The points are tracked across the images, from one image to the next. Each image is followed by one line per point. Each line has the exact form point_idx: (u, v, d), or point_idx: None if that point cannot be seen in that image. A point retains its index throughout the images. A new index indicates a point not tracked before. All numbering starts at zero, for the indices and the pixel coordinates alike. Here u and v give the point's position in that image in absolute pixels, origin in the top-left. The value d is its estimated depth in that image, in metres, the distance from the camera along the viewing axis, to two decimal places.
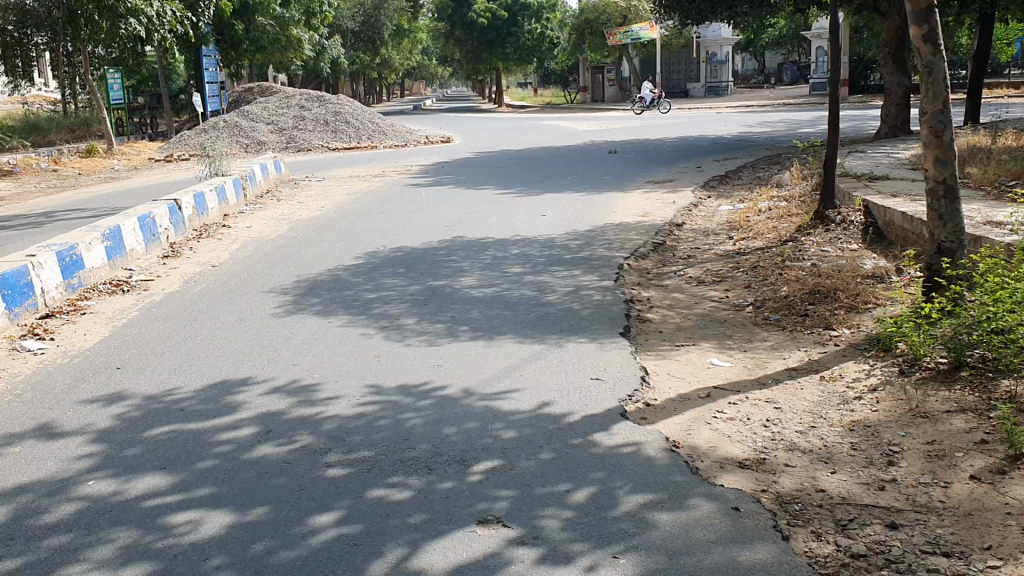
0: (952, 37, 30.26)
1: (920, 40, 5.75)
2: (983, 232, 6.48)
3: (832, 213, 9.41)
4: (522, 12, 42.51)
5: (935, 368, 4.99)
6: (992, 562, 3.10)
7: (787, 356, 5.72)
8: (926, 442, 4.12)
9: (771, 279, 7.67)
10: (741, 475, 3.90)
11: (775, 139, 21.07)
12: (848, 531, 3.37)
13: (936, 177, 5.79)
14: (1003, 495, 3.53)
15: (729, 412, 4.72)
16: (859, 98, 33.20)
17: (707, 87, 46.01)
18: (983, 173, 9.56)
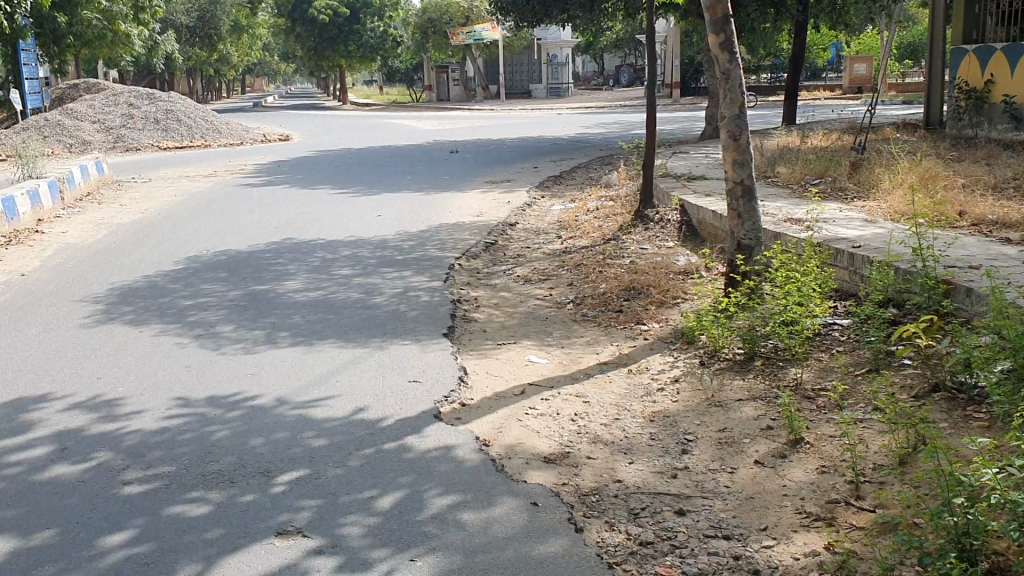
0: (775, 43, 31.91)
1: (717, 48, 6.14)
2: (782, 229, 6.91)
3: (652, 213, 9.77)
4: (363, 10, 42.12)
5: (732, 358, 5.29)
6: (766, 541, 3.32)
7: (601, 351, 5.91)
8: (718, 430, 4.36)
9: (592, 276, 7.90)
10: (545, 470, 4.01)
11: (610, 140, 21.72)
12: (639, 519, 3.53)
13: (735, 178, 6.17)
14: (781, 478, 3.78)
15: (541, 408, 4.84)
16: (691, 100, 34.63)
17: (549, 87, 46.69)
18: (790, 173, 10.14)
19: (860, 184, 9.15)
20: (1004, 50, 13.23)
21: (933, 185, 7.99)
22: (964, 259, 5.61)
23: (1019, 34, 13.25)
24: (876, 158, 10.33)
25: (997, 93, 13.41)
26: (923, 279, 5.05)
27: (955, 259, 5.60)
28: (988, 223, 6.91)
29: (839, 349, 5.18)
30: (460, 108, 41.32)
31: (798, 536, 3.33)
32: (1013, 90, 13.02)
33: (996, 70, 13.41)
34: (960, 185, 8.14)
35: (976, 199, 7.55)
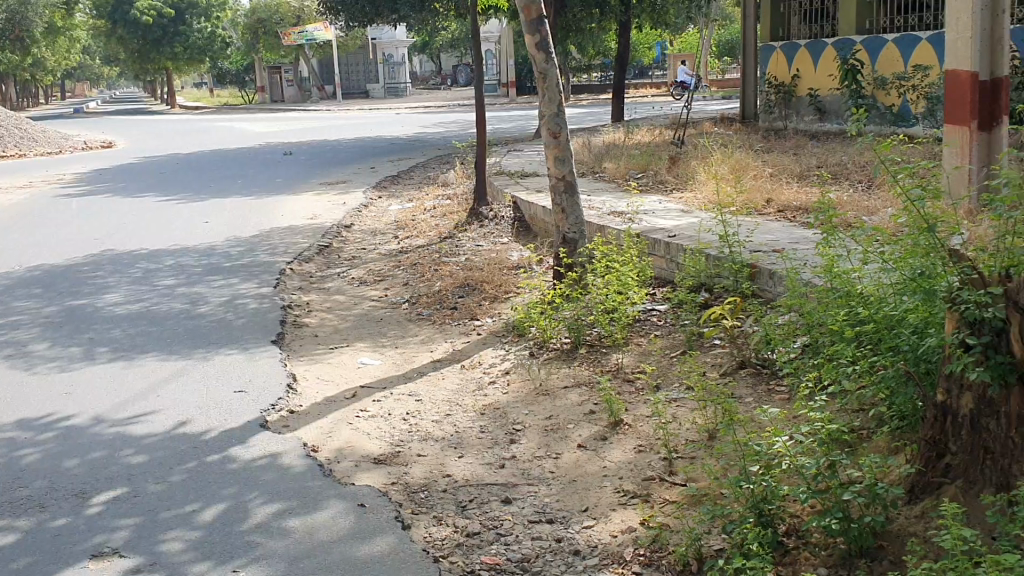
0: (604, 41, 32.82)
1: (534, 48, 6.30)
2: (606, 222, 7.16)
3: (485, 209, 9.89)
4: (189, 10, 40.59)
5: (559, 348, 5.46)
6: (587, 522, 3.46)
7: (434, 349, 5.95)
8: (545, 418, 4.49)
9: (427, 275, 7.93)
10: (375, 471, 4.01)
11: (447, 139, 21.81)
12: (466, 511, 3.60)
13: (557, 174, 6.35)
14: (603, 459, 3.94)
15: (371, 409, 4.83)
16: (526, 99, 35.17)
17: (386, 86, 46.46)
18: (615, 167, 10.49)
19: (678, 176, 9.58)
20: (807, 46, 14.15)
21: (743, 175, 8.47)
22: (768, 243, 6.06)
23: (819, 31, 14.16)
24: (693, 152, 10.83)
25: (802, 86, 14.33)
26: (731, 264, 5.39)
27: (760, 244, 6.00)
28: (791, 209, 7.40)
29: (658, 333, 5.46)
30: (295, 108, 40.49)
31: (616, 515, 3.48)
32: (817, 84, 13.96)
33: (801, 65, 14.32)
34: (767, 174, 8.66)
35: (782, 187, 8.05)
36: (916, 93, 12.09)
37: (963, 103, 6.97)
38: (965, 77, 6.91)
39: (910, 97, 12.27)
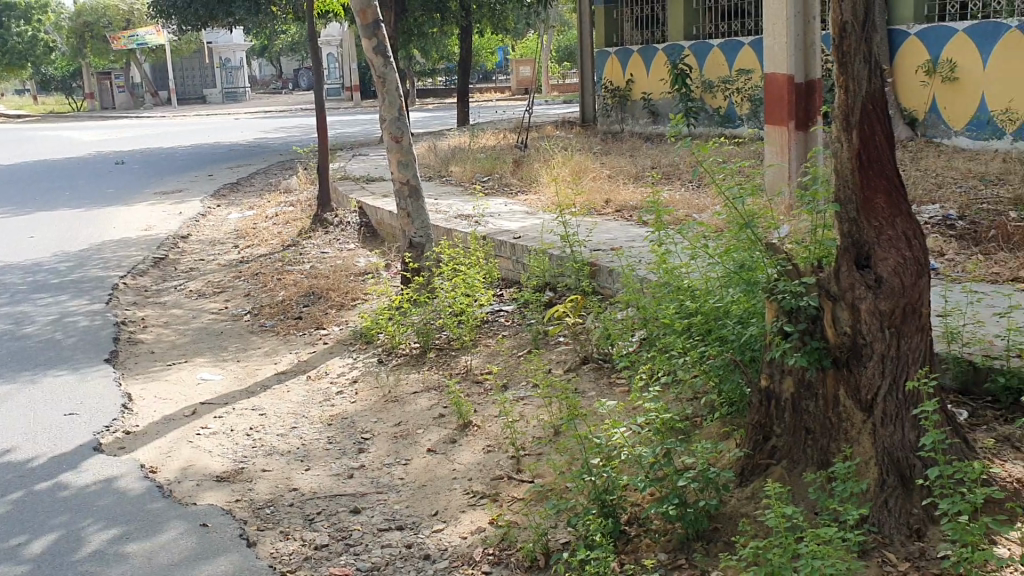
0: (447, 45, 32.92)
1: (372, 52, 6.27)
2: (452, 225, 7.21)
3: (330, 216, 9.75)
4: (6, 12, 38.07)
5: (407, 353, 5.46)
6: (437, 525, 3.47)
7: (279, 360, 5.82)
8: (394, 425, 4.48)
9: (270, 284, 7.75)
10: (218, 490, 3.89)
11: (290, 145, 21.35)
12: (315, 524, 3.55)
13: (401, 179, 6.34)
14: (452, 462, 3.96)
15: (213, 426, 4.69)
16: (371, 104, 34.84)
17: (224, 91, 45.12)
18: (460, 171, 10.56)
19: (522, 179, 9.73)
20: (640, 52, 14.67)
21: (582, 177, 8.69)
22: (607, 241, 6.26)
23: (650, 36, 14.70)
24: (536, 155, 11.03)
25: (636, 91, 14.85)
26: (572, 263, 5.55)
27: (599, 243, 6.19)
28: (628, 209, 7.66)
29: (504, 333, 5.55)
30: (127, 114, 38.64)
31: (465, 516, 3.51)
32: (650, 87, 14.50)
33: (634, 70, 14.84)
34: (605, 176, 8.92)
35: (620, 187, 8.31)
36: (740, 96, 12.71)
37: (781, 104, 7.39)
38: (783, 78, 7.33)
39: (735, 100, 12.90)
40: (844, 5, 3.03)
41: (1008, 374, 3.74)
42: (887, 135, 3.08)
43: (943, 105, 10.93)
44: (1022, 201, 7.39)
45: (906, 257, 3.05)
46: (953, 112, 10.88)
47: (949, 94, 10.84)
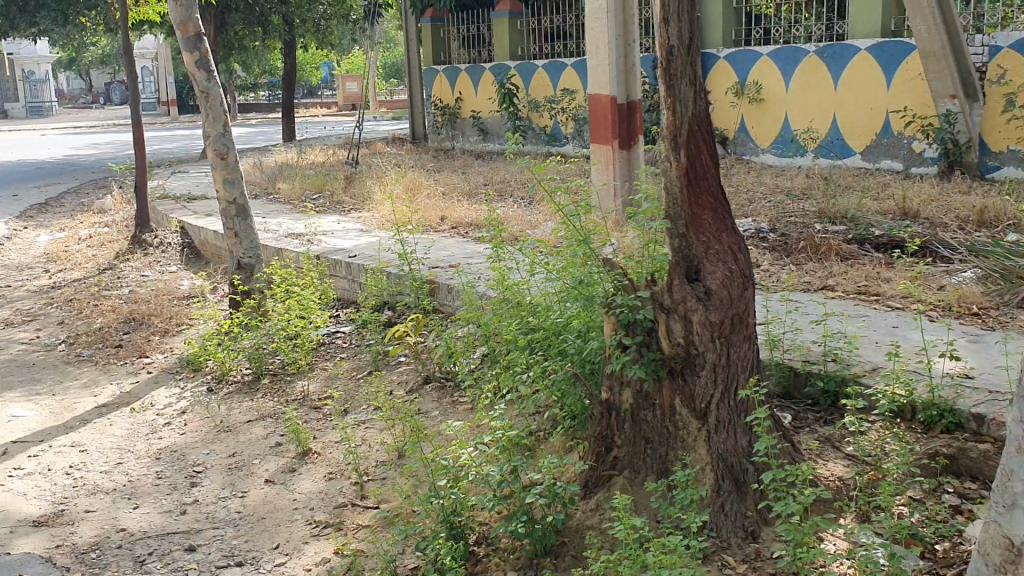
0: (269, 60, 32.15)
1: (194, 66, 6.00)
2: (284, 245, 7.03)
3: (149, 236, 9.26)
4: None
5: (240, 381, 5.26)
6: (279, 559, 3.34)
7: (99, 392, 5.45)
8: (228, 456, 4.28)
9: (86, 310, 7.27)
10: (36, 536, 3.60)
11: (103, 162, 20.20)
12: (146, 565, 3.34)
13: (228, 198, 6.12)
14: (292, 492, 3.83)
15: (27, 466, 4.34)
16: (190, 119, 33.49)
17: (27, 104, 42.29)
18: (289, 189, 10.30)
19: (354, 196, 9.60)
20: (467, 71, 14.80)
21: (416, 195, 8.64)
22: (444, 259, 6.25)
23: (477, 55, 14.85)
24: (367, 172, 10.91)
25: (465, 109, 14.99)
26: (410, 281, 5.51)
27: (437, 260, 6.18)
28: (463, 225, 7.69)
29: (343, 355, 5.46)
30: None
31: (309, 547, 3.39)
32: (478, 105, 14.68)
33: (462, 88, 14.99)
34: (439, 194, 8.90)
35: (453, 204, 8.33)
36: (565, 115, 13.05)
37: (606, 125, 7.62)
38: (607, 100, 7.57)
39: (561, 119, 13.22)
40: (670, 29, 3.09)
41: (824, 377, 3.99)
42: (712, 153, 3.17)
43: (751, 124, 11.64)
44: (825, 214, 7.91)
45: (733, 270, 3.17)
46: (759, 131, 11.59)
47: (756, 113, 11.55)
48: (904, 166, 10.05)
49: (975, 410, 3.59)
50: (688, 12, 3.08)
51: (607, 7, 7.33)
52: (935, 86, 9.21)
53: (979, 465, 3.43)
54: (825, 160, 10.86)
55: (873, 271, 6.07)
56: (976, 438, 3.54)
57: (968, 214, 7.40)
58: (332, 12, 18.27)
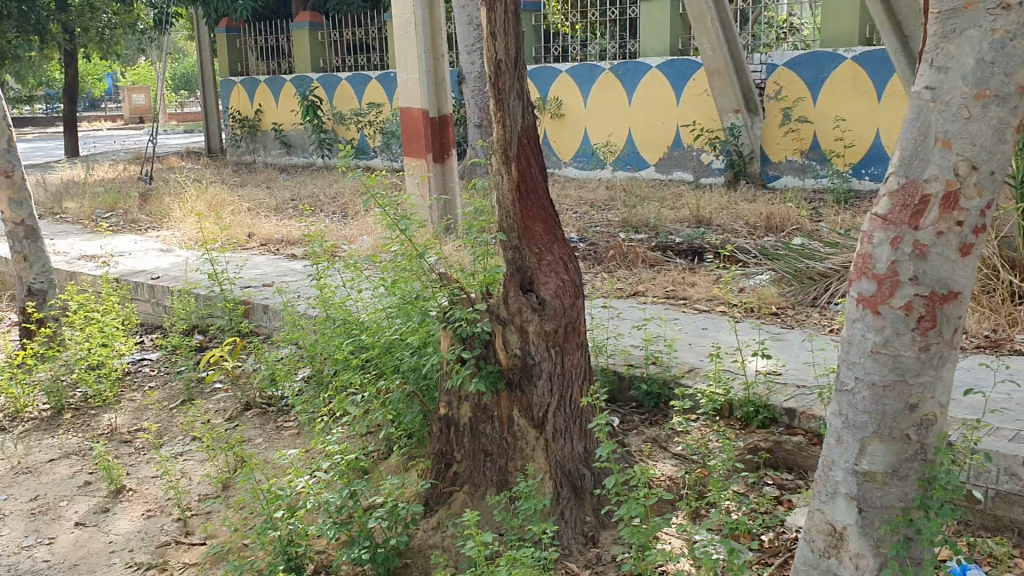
0: (45, 71, 29.98)
1: None
2: (77, 268, 6.55)
3: None
4: None
5: (37, 418, 4.84)
6: None
7: None
8: (28, 500, 3.91)
9: None
10: None
11: None
12: None
13: (13, 220, 5.63)
14: (107, 534, 3.55)
15: None
16: None
17: None
18: (79, 207, 9.61)
19: (152, 214, 9.08)
20: (266, 82, 14.40)
21: (221, 211, 8.27)
22: (256, 279, 6.01)
23: (276, 67, 14.44)
24: (165, 188, 10.35)
25: (265, 121, 14.58)
26: (222, 302, 5.27)
27: (249, 280, 5.95)
28: (274, 242, 7.44)
29: (152, 385, 5.14)
30: None
31: None
32: (279, 117, 14.30)
33: (262, 99, 14.57)
34: (245, 210, 8.56)
35: (261, 220, 8.05)
36: (373, 128, 12.89)
37: (418, 139, 7.59)
38: (418, 113, 7.53)
39: (367, 132, 13.06)
40: (497, 44, 3.04)
41: (648, 380, 4.11)
42: (540, 166, 3.17)
43: (554, 138, 11.99)
44: (629, 224, 8.21)
45: (566, 281, 3.21)
46: (562, 145, 11.94)
47: (558, 128, 11.91)
48: (694, 176, 10.62)
49: (787, 405, 3.79)
50: (514, 26, 3.04)
51: (415, 20, 7.28)
52: (720, 102, 9.78)
53: (794, 457, 3.63)
54: (623, 173, 11.34)
55: (679, 276, 6.33)
56: (788, 431, 3.75)
57: (757, 220, 7.89)
58: (117, 21, 17.25)
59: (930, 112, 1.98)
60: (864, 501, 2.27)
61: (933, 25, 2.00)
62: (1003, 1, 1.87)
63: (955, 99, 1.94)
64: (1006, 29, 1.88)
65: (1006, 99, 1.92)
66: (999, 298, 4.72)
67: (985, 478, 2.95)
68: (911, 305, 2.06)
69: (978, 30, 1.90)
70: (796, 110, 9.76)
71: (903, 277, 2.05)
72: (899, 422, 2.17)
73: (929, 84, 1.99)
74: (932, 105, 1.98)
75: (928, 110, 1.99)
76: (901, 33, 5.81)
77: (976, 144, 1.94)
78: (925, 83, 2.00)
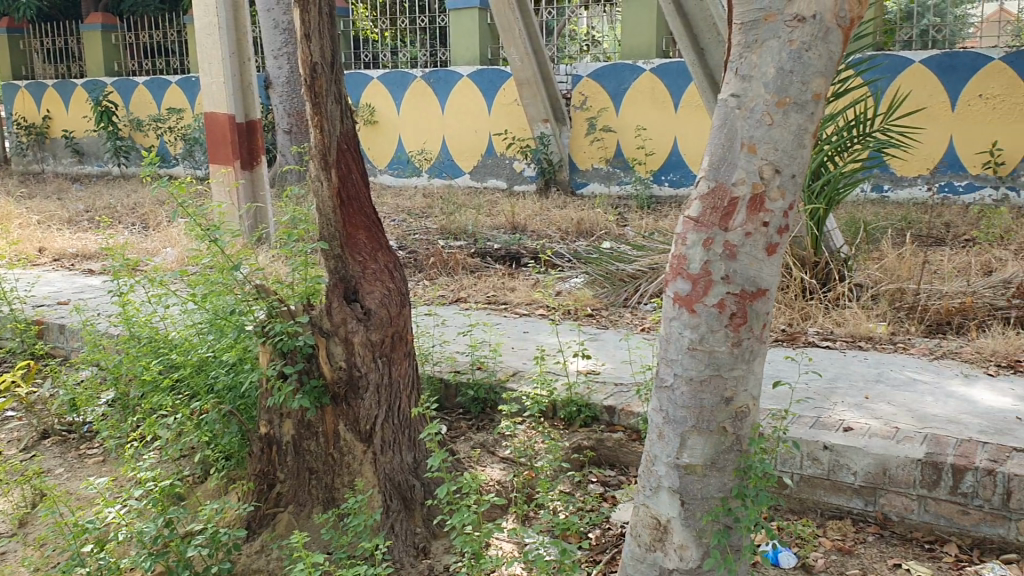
0: None
1: None
2: None
3: None
4: None
5: None
6: None
7: None
8: None
9: None
10: None
11: None
12: None
13: None
14: None
15: None
16: None
17: None
18: None
19: None
20: (55, 87, 13.48)
21: (7, 224, 7.64)
22: (49, 297, 5.59)
23: (66, 71, 13.53)
24: None
25: (55, 128, 13.62)
26: (12, 324, 4.86)
27: (41, 298, 5.52)
28: (68, 257, 6.95)
29: None
30: None
31: None
32: (69, 124, 13.39)
33: (50, 105, 13.60)
34: (34, 223, 7.94)
35: (53, 234, 7.49)
36: (174, 135, 12.31)
37: (223, 145, 7.29)
38: (224, 118, 7.23)
39: (168, 139, 12.46)
40: (313, 46, 2.92)
41: (474, 386, 4.09)
42: (360, 171, 3.11)
43: (369, 145, 11.88)
44: (447, 231, 8.22)
45: (390, 289, 3.16)
46: (377, 152, 11.83)
47: (372, 135, 11.81)
48: (508, 183, 10.78)
49: (607, 403, 3.85)
50: (328, 28, 2.95)
51: (219, 22, 6.98)
52: (530, 111, 9.96)
53: (616, 453, 3.73)
54: (439, 180, 11.38)
55: (499, 282, 6.40)
56: (609, 428, 3.82)
57: (569, 225, 8.08)
58: None
59: (736, 118, 2.08)
60: (685, 494, 2.34)
61: (736, 35, 2.09)
62: (799, 13, 1.98)
63: (759, 106, 2.04)
64: (802, 40, 1.99)
65: (804, 106, 2.03)
66: (793, 294, 5.03)
67: (791, 464, 3.11)
68: (724, 303, 2.15)
69: (777, 41, 2.01)
70: (600, 119, 10.11)
71: (716, 277, 2.13)
72: (716, 416, 2.26)
73: (734, 91, 2.08)
74: (738, 112, 2.07)
75: (735, 116, 2.08)
76: (682, 15, 6.00)
77: (779, 149, 2.04)
78: (731, 90, 2.09)
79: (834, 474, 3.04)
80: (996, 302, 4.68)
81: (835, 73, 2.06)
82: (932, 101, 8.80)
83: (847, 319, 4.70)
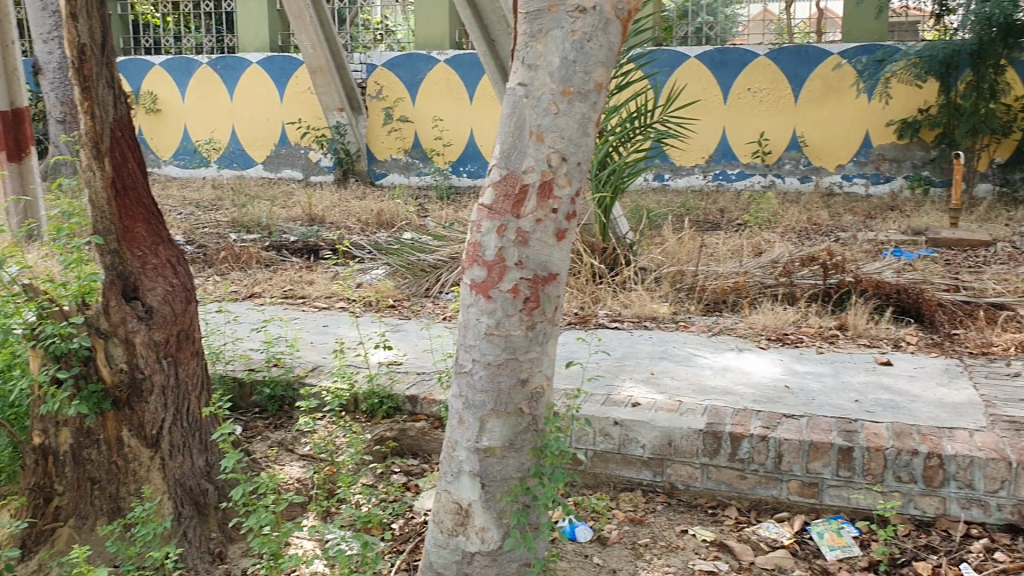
0: None
1: None
2: None
3: None
4: None
5: None
6: None
7: None
8: None
9: None
10: None
11: None
12: None
13: None
14: None
15: None
16: None
17: None
18: None
19: None
20: None
21: None
22: None
23: None
24: None
25: None
26: None
27: None
28: None
29: None
30: None
31: None
32: None
33: None
34: None
35: None
36: None
37: None
38: None
39: None
40: (81, 26, 2.72)
41: (270, 384, 3.96)
42: (137, 162, 2.93)
43: (150, 135, 11.27)
44: (239, 224, 7.92)
45: (174, 285, 3.00)
46: (160, 143, 11.25)
47: (153, 124, 11.21)
48: (303, 174, 10.44)
49: (409, 392, 3.83)
50: (98, 9, 2.75)
51: None
52: (324, 99, 9.70)
53: (418, 442, 3.74)
54: (229, 171, 10.93)
55: (296, 275, 6.24)
56: (412, 417, 3.80)
57: (368, 216, 8.00)
58: None
59: (524, 107, 2.11)
60: (485, 476, 2.36)
61: (521, 25, 2.13)
62: (580, 4, 2.05)
63: (545, 95, 2.08)
64: (584, 30, 2.06)
65: (587, 95, 2.10)
66: (585, 278, 5.22)
67: (585, 441, 3.22)
68: (517, 288, 2.19)
69: (560, 31, 2.06)
70: (396, 109, 10.05)
71: (509, 263, 2.17)
72: (513, 397, 2.30)
73: (521, 80, 2.12)
74: (525, 101, 2.11)
75: (522, 104, 2.11)
76: None
77: (565, 137, 2.10)
78: (518, 80, 2.12)
79: (624, 448, 3.17)
80: (765, 280, 5.03)
81: (615, 64, 2.14)
82: (706, 94, 9.37)
83: (633, 301, 4.93)
